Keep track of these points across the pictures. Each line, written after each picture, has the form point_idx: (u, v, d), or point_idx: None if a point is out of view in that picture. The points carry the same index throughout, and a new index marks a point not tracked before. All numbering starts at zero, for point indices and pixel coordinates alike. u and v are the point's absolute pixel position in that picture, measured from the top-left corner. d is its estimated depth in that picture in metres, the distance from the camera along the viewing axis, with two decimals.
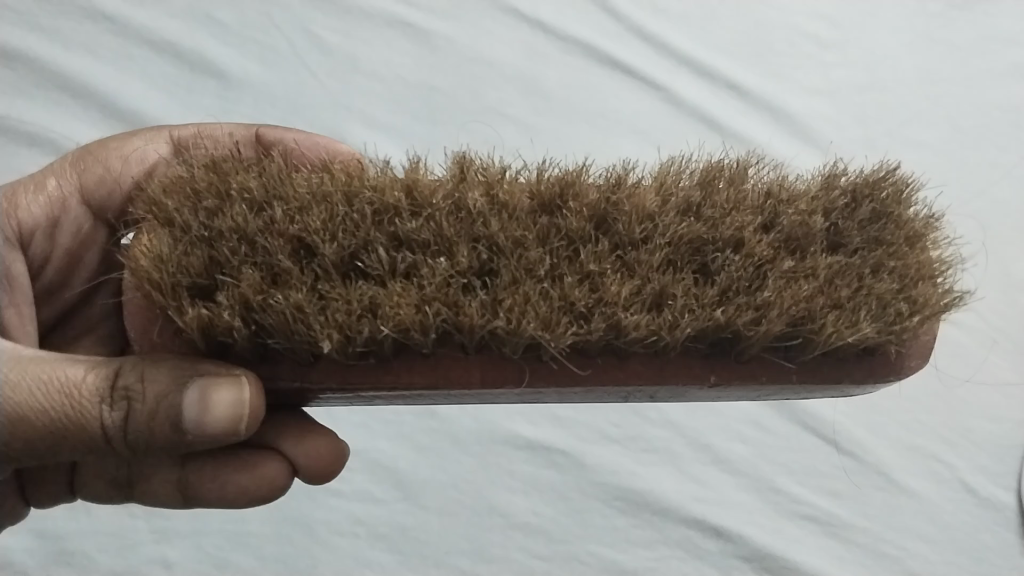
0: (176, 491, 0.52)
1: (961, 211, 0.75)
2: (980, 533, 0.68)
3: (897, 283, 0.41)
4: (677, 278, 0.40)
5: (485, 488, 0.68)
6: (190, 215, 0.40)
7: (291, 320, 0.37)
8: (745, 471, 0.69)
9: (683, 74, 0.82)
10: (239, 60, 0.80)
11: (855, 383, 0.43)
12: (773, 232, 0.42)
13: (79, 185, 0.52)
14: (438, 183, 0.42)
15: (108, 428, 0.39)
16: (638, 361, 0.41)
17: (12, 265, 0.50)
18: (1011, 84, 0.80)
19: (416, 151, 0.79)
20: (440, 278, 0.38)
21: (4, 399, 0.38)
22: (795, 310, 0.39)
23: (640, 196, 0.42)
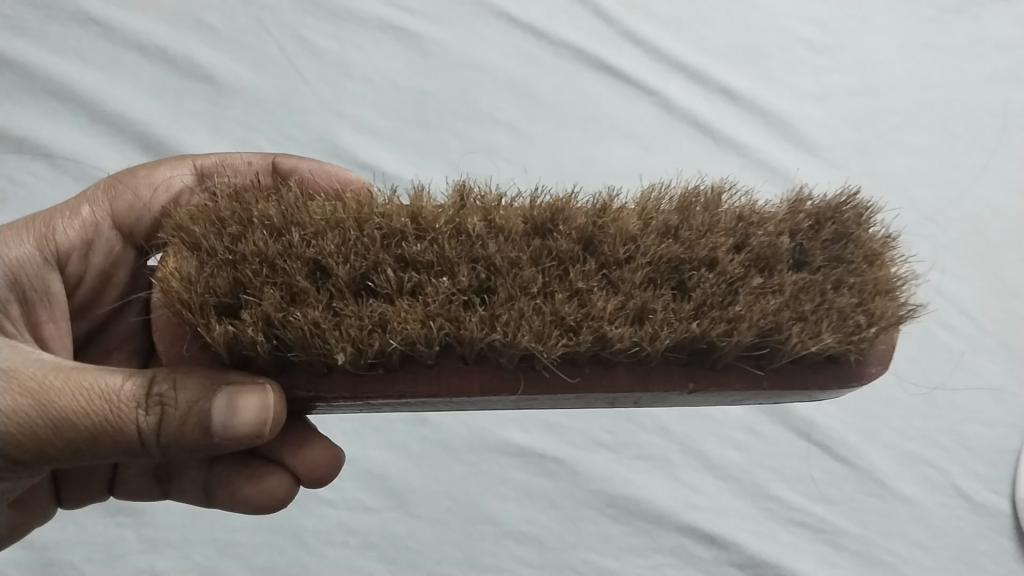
0: (201, 490, 0.56)
1: (952, 216, 0.76)
2: (976, 539, 0.67)
3: (856, 298, 0.41)
4: (655, 294, 0.40)
5: (478, 496, 0.68)
6: (216, 240, 0.40)
7: (312, 336, 0.38)
8: (739, 478, 0.68)
9: (674, 79, 0.82)
10: (229, 64, 0.79)
11: (822, 391, 0.43)
12: (748, 251, 0.42)
13: (113, 213, 0.51)
14: (440, 210, 0.42)
15: (146, 434, 0.39)
16: (623, 371, 0.41)
17: (53, 284, 0.49)
18: (1003, 87, 0.80)
19: (407, 157, 0.79)
20: (445, 298, 0.39)
21: (50, 407, 0.38)
22: (762, 324, 0.40)
23: (624, 220, 0.42)
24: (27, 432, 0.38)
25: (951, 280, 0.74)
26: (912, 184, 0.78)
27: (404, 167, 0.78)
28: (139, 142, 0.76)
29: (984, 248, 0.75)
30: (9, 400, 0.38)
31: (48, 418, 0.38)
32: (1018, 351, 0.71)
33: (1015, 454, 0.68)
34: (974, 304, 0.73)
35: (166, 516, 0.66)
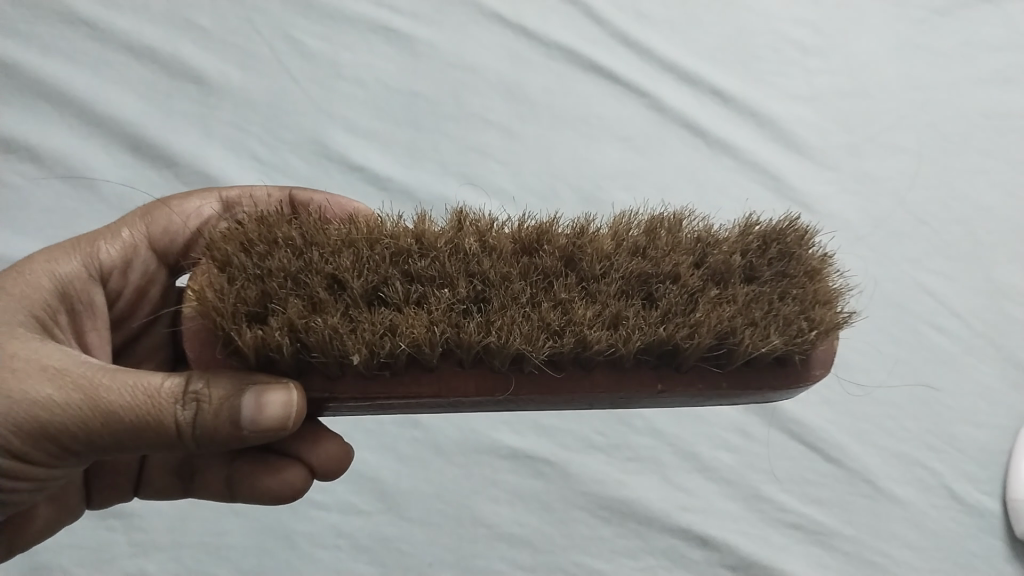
0: (224, 485, 0.56)
1: (942, 218, 0.77)
2: (967, 540, 0.67)
3: (798, 305, 0.43)
4: (627, 304, 0.42)
5: (470, 497, 0.68)
6: (244, 257, 0.40)
7: (335, 340, 0.39)
8: (731, 480, 0.69)
9: (666, 80, 0.82)
10: (220, 65, 0.79)
11: (772, 392, 0.45)
12: (705, 267, 0.44)
13: (148, 236, 0.52)
14: (440, 231, 0.44)
15: (183, 429, 0.39)
16: (598, 374, 0.43)
17: (96, 295, 0.48)
18: (992, 90, 0.81)
19: (398, 158, 0.78)
20: (451, 307, 0.41)
21: (94, 400, 0.38)
22: (719, 327, 0.41)
23: (599, 241, 0.44)
24: (65, 424, 0.38)
25: (941, 284, 0.74)
26: (901, 186, 0.78)
27: (395, 168, 0.78)
28: (129, 143, 0.76)
29: (975, 249, 0.75)
30: (51, 391, 0.38)
31: (91, 411, 0.38)
32: (1009, 352, 0.71)
33: (1005, 455, 0.68)
34: (963, 304, 0.73)
35: (155, 519, 0.65)
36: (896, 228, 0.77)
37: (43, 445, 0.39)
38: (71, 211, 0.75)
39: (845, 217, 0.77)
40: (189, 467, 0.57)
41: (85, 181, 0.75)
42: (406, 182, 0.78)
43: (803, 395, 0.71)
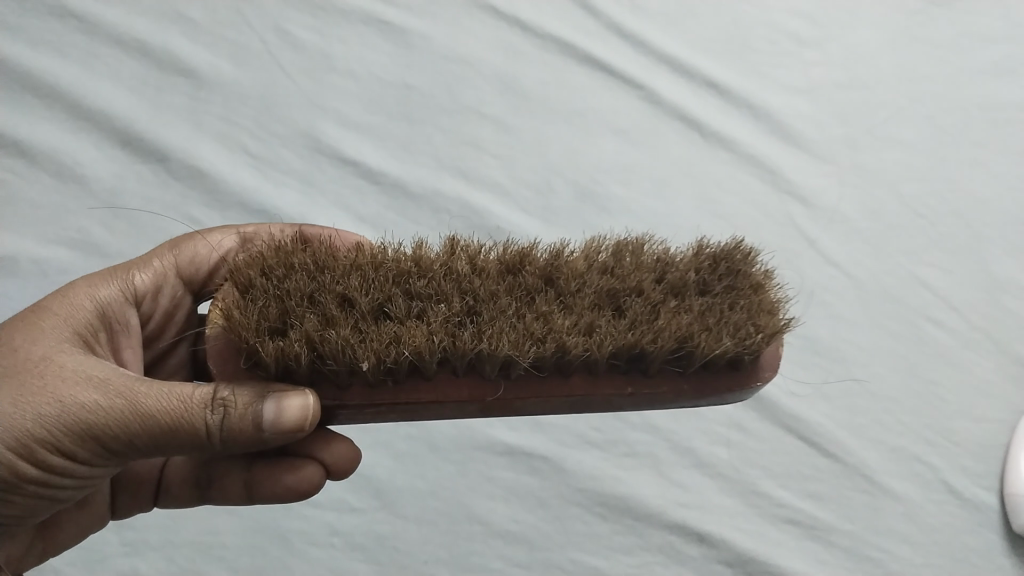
0: (241, 488, 0.56)
1: (939, 211, 0.76)
2: (964, 535, 0.67)
3: (745, 313, 0.46)
4: (599, 315, 0.45)
5: (465, 494, 0.67)
6: (263, 280, 0.44)
7: (347, 349, 0.41)
8: (728, 475, 0.68)
9: (661, 73, 0.81)
10: (210, 58, 0.78)
11: (729, 395, 0.47)
12: (665, 283, 0.48)
13: (177, 264, 0.53)
14: (434, 256, 0.47)
15: (212, 433, 0.40)
16: (574, 381, 0.45)
17: (129, 317, 0.49)
18: (990, 82, 0.80)
19: (391, 153, 0.78)
20: (449, 318, 0.43)
21: (133, 408, 0.40)
22: (679, 333, 0.44)
23: (573, 263, 0.48)
24: (105, 429, 0.40)
25: (938, 278, 0.74)
26: (899, 179, 0.77)
27: (389, 162, 0.77)
28: (119, 138, 0.75)
29: (973, 243, 0.75)
30: (92, 397, 0.40)
31: (130, 420, 0.40)
32: (1006, 346, 0.71)
33: (1002, 449, 0.68)
34: (961, 297, 0.73)
35: (147, 518, 0.65)
36: (893, 221, 0.76)
37: (83, 450, 0.41)
38: (60, 206, 0.73)
39: (842, 211, 0.77)
40: (207, 475, 0.57)
41: (74, 176, 0.74)
42: (399, 177, 0.77)
43: (800, 389, 0.71)
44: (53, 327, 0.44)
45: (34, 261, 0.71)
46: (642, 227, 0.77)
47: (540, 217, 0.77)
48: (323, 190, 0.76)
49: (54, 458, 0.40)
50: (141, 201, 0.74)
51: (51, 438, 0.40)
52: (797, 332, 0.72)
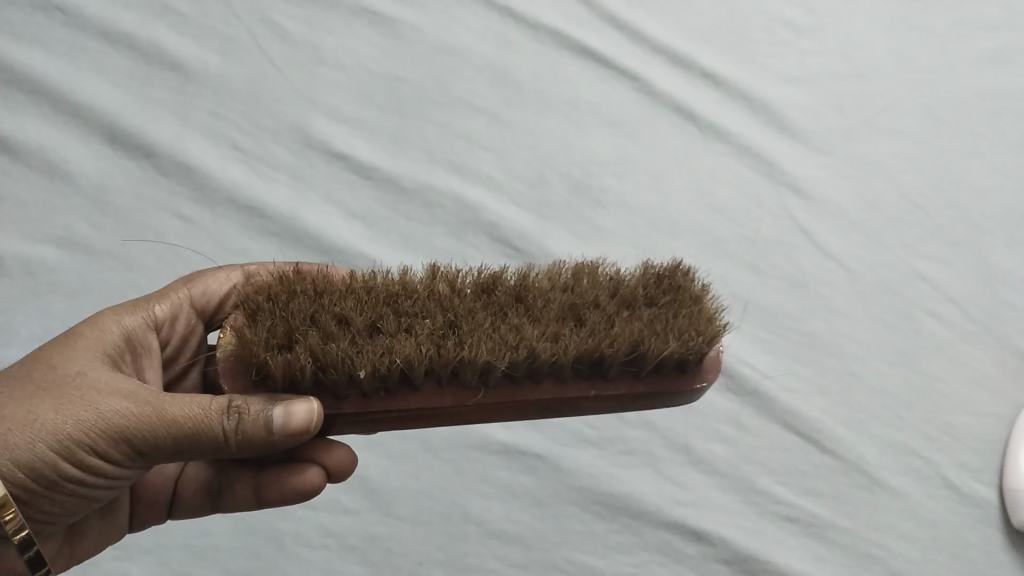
0: (251, 492, 0.55)
1: (939, 202, 0.75)
2: (963, 530, 0.66)
3: (689, 317, 0.49)
4: (563, 325, 0.48)
5: (460, 494, 0.66)
6: (269, 303, 0.46)
7: (346, 360, 0.43)
8: (725, 472, 0.68)
9: (656, 63, 0.80)
10: (197, 50, 0.76)
11: (681, 394, 0.50)
12: (619, 296, 0.50)
13: (191, 296, 0.55)
14: (417, 278, 0.50)
15: (228, 438, 0.42)
16: (544, 386, 0.48)
17: (149, 341, 0.51)
18: (988, 70, 0.79)
19: (383, 146, 0.76)
20: (433, 331, 0.46)
21: (151, 416, 0.41)
22: (634, 337, 0.47)
23: (540, 280, 0.50)
24: (132, 437, 0.41)
25: (938, 270, 0.73)
26: (897, 170, 0.76)
27: (378, 155, 0.76)
28: (104, 132, 0.73)
29: (971, 235, 0.74)
30: (114, 408, 0.41)
31: (149, 427, 0.41)
32: (1004, 339, 0.71)
33: (1001, 444, 0.68)
34: (958, 291, 0.72)
35: None
36: (892, 213, 0.75)
37: (103, 459, 0.41)
38: (46, 203, 0.72)
39: (839, 202, 0.76)
40: (217, 484, 0.57)
41: (59, 172, 0.72)
42: (391, 170, 0.75)
43: (800, 385, 0.70)
44: (83, 349, 0.45)
45: (19, 260, 0.70)
46: (637, 221, 0.76)
47: (533, 212, 0.76)
48: (313, 186, 0.75)
49: (79, 469, 0.41)
50: (127, 197, 0.73)
51: (78, 450, 0.40)
52: (793, 326, 0.72)
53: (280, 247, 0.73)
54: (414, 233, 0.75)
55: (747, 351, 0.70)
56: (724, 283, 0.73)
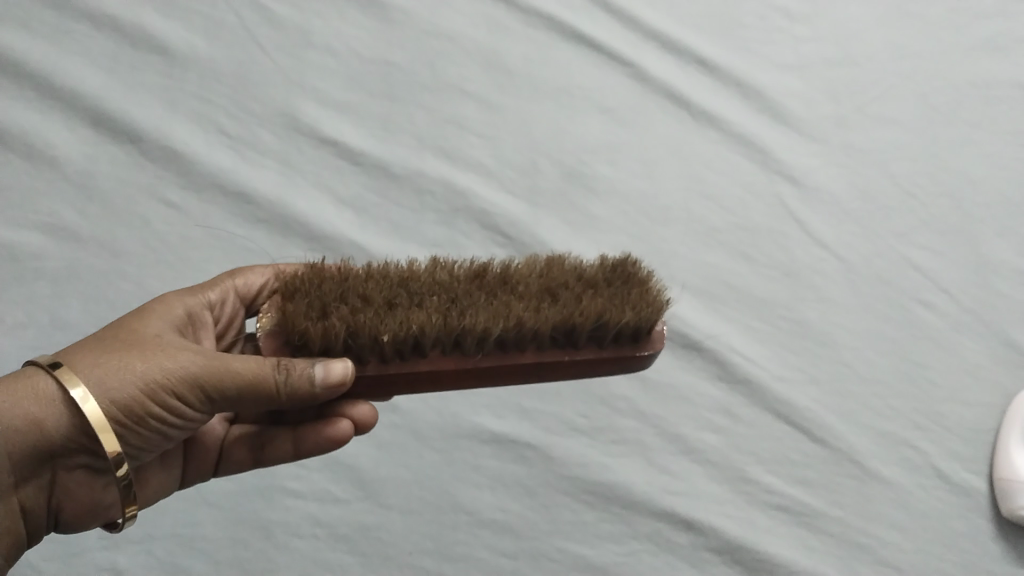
0: (289, 444, 0.56)
1: (932, 190, 0.75)
2: (954, 520, 0.66)
3: (643, 292, 0.50)
4: (544, 299, 0.49)
5: (450, 483, 0.66)
6: (304, 284, 0.49)
7: (371, 324, 0.46)
8: (716, 461, 0.67)
9: (649, 49, 0.80)
10: (184, 34, 0.75)
11: (635, 360, 0.51)
12: (586, 277, 0.52)
13: (239, 285, 0.57)
14: (421, 264, 0.52)
15: (280, 392, 0.44)
16: (528, 353, 0.49)
17: (204, 317, 0.53)
18: (981, 58, 0.79)
19: (372, 131, 0.75)
20: (438, 305, 0.48)
21: (215, 372, 0.44)
22: (604, 310, 0.48)
23: (525, 265, 0.52)
24: (206, 388, 0.44)
25: (930, 259, 0.73)
26: (889, 158, 0.76)
27: (368, 141, 0.75)
28: (89, 117, 0.72)
29: (964, 223, 0.74)
30: (182, 364, 0.44)
31: (213, 381, 0.44)
32: (996, 329, 0.71)
33: (991, 433, 0.68)
34: (951, 280, 0.72)
35: None
36: (885, 202, 0.75)
37: (174, 407, 0.45)
38: (28, 187, 0.70)
39: (833, 190, 0.75)
40: (257, 440, 0.57)
41: (42, 157, 0.71)
42: (381, 156, 0.75)
43: (791, 375, 0.69)
44: (155, 319, 0.48)
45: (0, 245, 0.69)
46: (630, 209, 0.75)
47: (524, 199, 0.75)
48: (302, 172, 0.74)
49: (151, 417, 0.44)
50: (112, 182, 0.72)
51: (151, 399, 0.44)
52: (785, 315, 0.71)
53: (267, 234, 0.72)
54: (404, 220, 0.74)
55: (739, 341, 0.70)
56: (716, 271, 0.73)
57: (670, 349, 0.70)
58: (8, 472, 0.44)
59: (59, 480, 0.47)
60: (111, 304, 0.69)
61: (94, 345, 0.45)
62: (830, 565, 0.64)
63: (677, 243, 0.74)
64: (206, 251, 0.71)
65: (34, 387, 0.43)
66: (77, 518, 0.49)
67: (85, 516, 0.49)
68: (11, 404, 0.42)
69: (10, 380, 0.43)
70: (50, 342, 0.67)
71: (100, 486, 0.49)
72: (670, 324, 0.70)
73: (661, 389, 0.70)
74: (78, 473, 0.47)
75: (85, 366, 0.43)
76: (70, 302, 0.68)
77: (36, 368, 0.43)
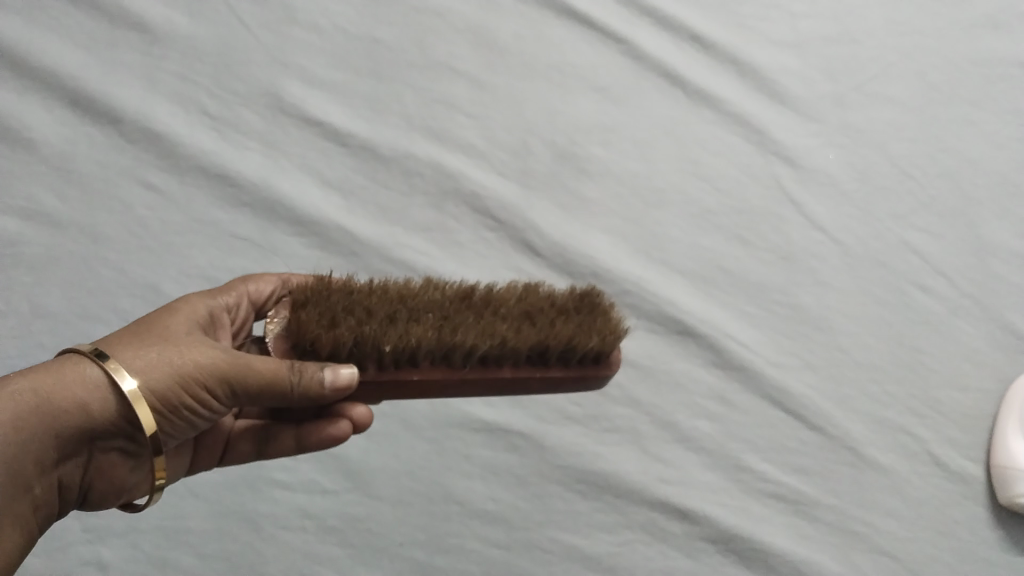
0: (293, 440, 0.54)
1: (930, 172, 0.73)
2: (950, 507, 0.66)
3: (612, 320, 0.50)
4: (524, 319, 0.49)
5: (441, 474, 0.65)
6: (308, 295, 0.48)
7: (374, 334, 0.45)
8: (710, 449, 0.66)
9: (643, 27, 0.78)
10: (164, 10, 0.73)
11: (595, 382, 0.50)
12: (560, 301, 0.52)
13: (252, 291, 0.56)
14: (411, 284, 0.52)
15: (294, 392, 0.43)
16: (507, 367, 0.48)
17: (221, 316, 0.52)
18: (982, 36, 0.77)
19: (359, 112, 0.73)
20: (434, 319, 0.47)
21: (241, 369, 0.43)
22: (579, 334, 0.48)
23: (507, 290, 0.52)
24: (233, 385, 0.43)
25: (929, 243, 0.72)
26: (888, 138, 0.74)
27: (354, 123, 0.73)
28: (67, 97, 0.70)
29: (964, 206, 0.73)
30: (211, 359, 0.43)
31: (234, 377, 0.43)
32: (994, 313, 0.70)
33: (988, 419, 0.67)
34: (949, 263, 0.71)
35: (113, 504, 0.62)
36: (883, 183, 0.73)
37: (197, 401, 0.43)
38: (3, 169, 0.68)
39: (830, 171, 0.74)
40: (264, 433, 0.56)
41: (18, 138, 0.68)
42: (367, 137, 0.72)
43: (787, 361, 0.68)
44: (182, 318, 0.47)
45: None
46: (624, 192, 0.73)
47: (516, 181, 0.73)
48: (287, 154, 0.72)
49: (176, 410, 0.43)
50: (91, 166, 0.69)
51: (177, 393, 0.42)
52: (782, 300, 0.70)
53: (252, 219, 0.70)
54: (393, 204, 0.72)
55: (734, 327, 0.69)
56: (711, 256, 0.71)
57: (664, 335, 0.69)
58: (53, 451, 0.41)
59: (94, 464, 0.45)
60: (92, 291, 0.67)
61: (125, 336, 0.44)
62: (825, 553, 0.64)
63: (672, 227, 0.72)
64: (189, 237, 0.69)
65: (80, 372, 0.41)
66: (100, 499, 0.47)
67: (107, 499, 0.47)
68: (60, 385, 0.41)
69: (56, 364, 0.42)
70: (30, 331, 0.65)
71: (129, 469, 0.47)
72: (664, 311, 0.69)
73: (656, 376, 0.68)
74: (113, 456, 0.46)
75: (121, 353, 0.42)
76: (50, 290, 0.67)
77: (79, 356, 0.42)
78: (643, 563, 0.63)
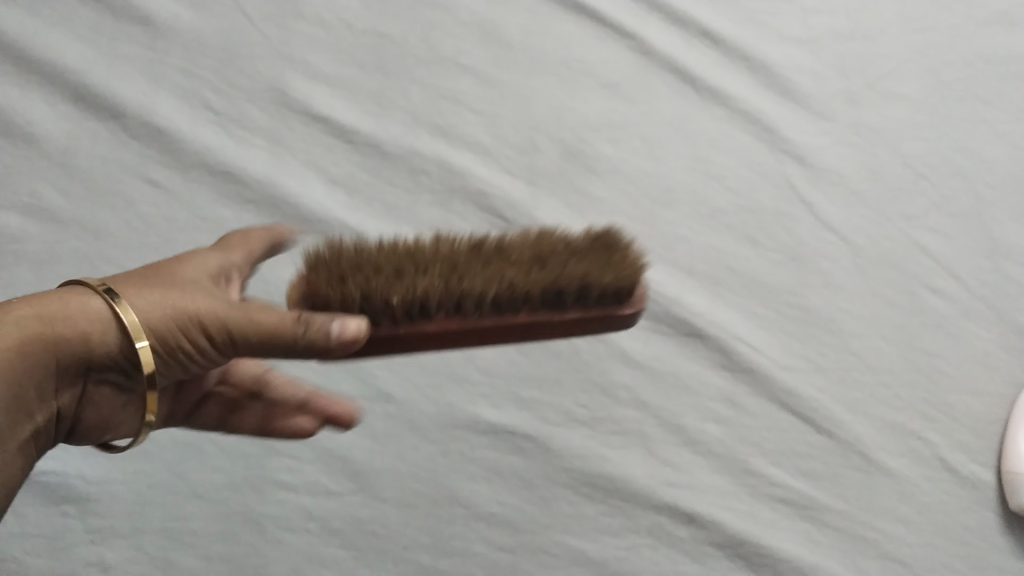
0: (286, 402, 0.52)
1: (943, 172, 0.72)
2: (960, 514, 0.65)
3: (629, 253, 0.49)
4: (537, 260, 0.47)
5: (446, 476, 0.64)
6: (317, 254, 0.48)
7: (382, 290, 0.44)
8: (719, 453, 0.66)
9: (652, 22, 0.77)
10: (167, 4, 0.72)
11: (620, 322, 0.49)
12: (575, 242, 0.50)
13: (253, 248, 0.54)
14: (421, 237, 0.51)
15: (300, 344, 0.41)
16: (526, 312, 0.47)
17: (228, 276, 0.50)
18: (998, 32, 0.76)
19: (364, 108, 0.72)
20: (441, 268, 0.46)
21: (238, 319, 0.42)
22: (595, 273, 0.47)
23: (518, 233, 0.51)
24: (232, 333, 0.43)
25: (941, 244, 0.71)
26: (900, 137, 0.73)
27: (359, 119, 0.72)
28: (71, 92, 0.69)
29: (978, 207, 0.72)
30: (213, 308, 0.43)
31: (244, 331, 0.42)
32: (1008, 316, 0.69)
33: (999, 424, 0.67)
34: (963, 265, 0.70)
35: (115, 504, 0.61)
36: (895, 183, 0.72)
37: (192, 343, 0.43)
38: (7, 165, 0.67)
39: (842, 171, 0.73)
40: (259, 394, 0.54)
41: (22, 135, 0.68)
42: (373, 134, 0.72)
43: (797, 363, 0.67)
44: (191, 266, 0.47)
45: None
46: (632, 190, 0.72)
47: (523, 179, 0.72)
48: (291, 151, 0.71)
49: (169, 350, 0.43)
50: (94, 161, 0.69)
51: (172, 335, 0.43)
52: (792, 302, 0.69)
53: (257, 217, 0.70)
54: (398, 202, 0.71)
55: (743, 329, 0.68)
56: (721, 256, 0.70)
57: (672, 337, 0.68)
58: (51, 376, 0.42)
59: (88, 395, 0.46)
60: None
61: (133, 277, 0.45)
62: (831, 558, 0.64)
63: (681, 227, 0.71)
64: (192, 234, 0.69)
65: (85, 305, 0.42)
66: (87, 431, 0.48)
67: (95, 433, 0.48)
68: (64, 313, 0.42)
69: (63, 292, 0.43)
70: None
71: (119, 405, 0.48)
72: (672, 312, 0.68)
73: (664, 378, 0.67)
74: (105, 390, 0.46)
75: (127, 291, 0.43)
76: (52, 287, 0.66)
77: (85, 288, 0.43)
78: (649, 567, 0.63)
